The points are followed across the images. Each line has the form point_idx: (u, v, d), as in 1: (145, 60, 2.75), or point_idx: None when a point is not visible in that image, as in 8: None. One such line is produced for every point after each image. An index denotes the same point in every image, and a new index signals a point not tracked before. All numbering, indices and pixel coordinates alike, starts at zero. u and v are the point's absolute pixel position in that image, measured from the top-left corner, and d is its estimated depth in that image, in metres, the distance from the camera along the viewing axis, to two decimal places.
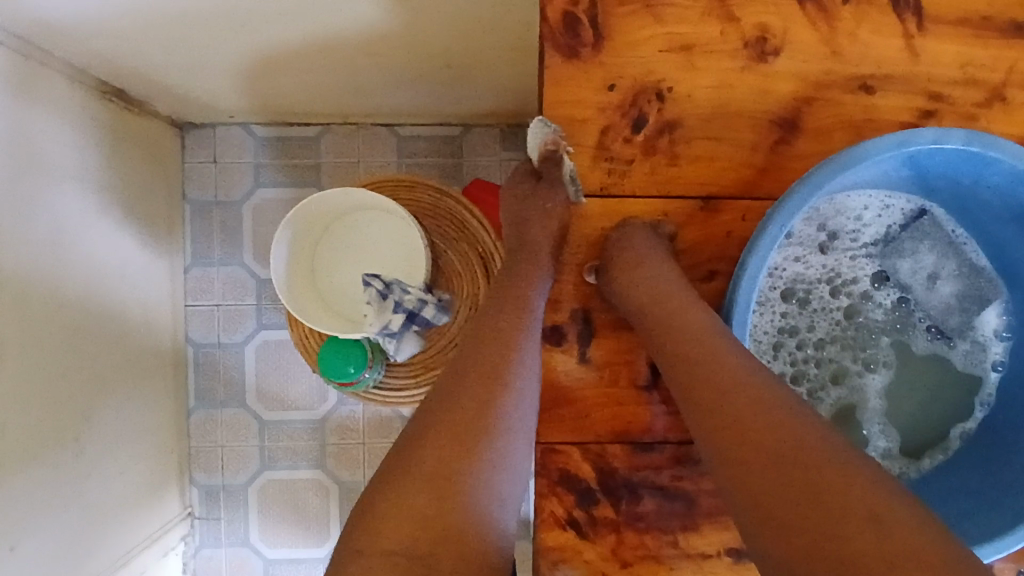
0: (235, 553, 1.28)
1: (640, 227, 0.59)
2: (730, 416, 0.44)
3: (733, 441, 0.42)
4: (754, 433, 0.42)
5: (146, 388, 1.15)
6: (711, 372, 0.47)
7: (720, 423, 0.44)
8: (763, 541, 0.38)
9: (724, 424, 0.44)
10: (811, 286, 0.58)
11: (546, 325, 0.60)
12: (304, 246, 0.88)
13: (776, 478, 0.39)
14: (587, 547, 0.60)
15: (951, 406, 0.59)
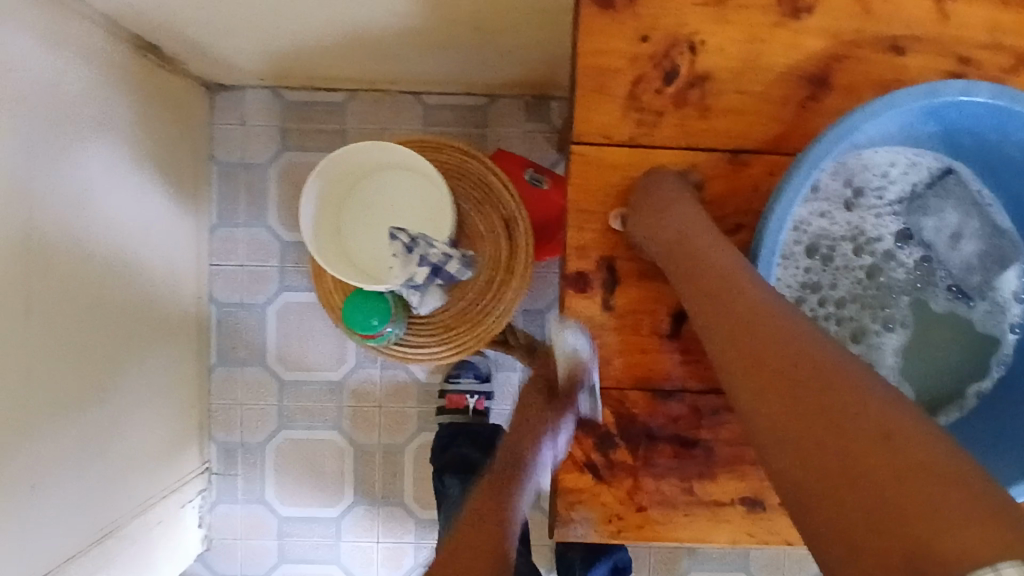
0: (250, 510, 1.31)
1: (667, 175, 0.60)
2: (773, 374, 0.43)
3: (763, 382, 0.43)
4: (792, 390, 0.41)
5: (168, 342, 1.18)
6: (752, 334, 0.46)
7: (750, 366, 0.44)
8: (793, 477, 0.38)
9: (765, 386, 0.43)
10: (834, 242, 0.59)
11: (572, 271, 0.61)
12: (329, 202, 0.89)
13: (816, 435, 0.38)
14: (604, 490, 0.61)
15: (969, 365, 0.60)
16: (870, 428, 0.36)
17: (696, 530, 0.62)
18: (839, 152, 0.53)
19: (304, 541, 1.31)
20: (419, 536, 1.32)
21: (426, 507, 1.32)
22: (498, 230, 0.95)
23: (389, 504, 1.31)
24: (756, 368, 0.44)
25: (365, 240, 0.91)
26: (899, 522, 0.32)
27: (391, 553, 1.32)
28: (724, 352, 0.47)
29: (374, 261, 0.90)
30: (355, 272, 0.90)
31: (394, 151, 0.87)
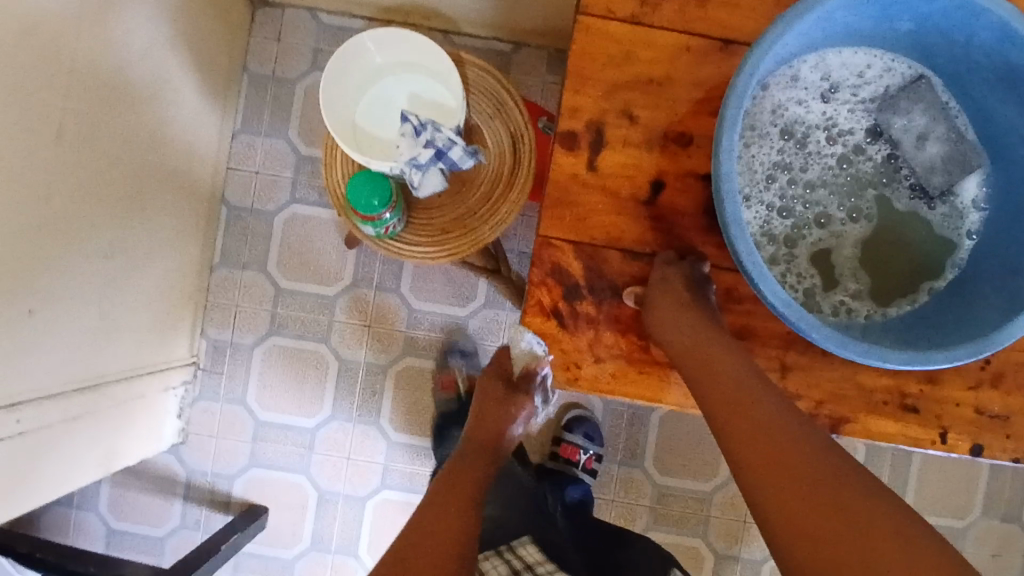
0: (230, 408, 1.35)
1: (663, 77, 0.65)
2: (804, 497, 0.50)
3: (766, 456, 0.53)
4: (795, 490, 0.51)
5: (177, 227, 1.22)
6: (750, 424, 0.56)
7: (751, 437, 0.55)
8: (793, 531, 0.49)
9: (779, 472, 0.52)
10: (809, 129, 0.63)
11: (562, 130, 0.65)
12: (349, 79, 0.94)
13: (820, 526, 0.48)
14: (566, 338, 0.65)
15: (927, 262, 0.63)
16: (877, 525, 0.47)
17: (648, 388, 0.65)
18: (819, 27, 0.57)
19: (277, 447, 1.35)
20: (388, 459, 1.34)
21: (399, 431, 1.34)
22: (504, 143, 0.99)
23: (364, 422, 1.34)
24: (761, 459, 0.53)
25: (368, 118, 0.96)
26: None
27: (358, 472, 1.34)
28: (728, 435, 0.56)
29: (372, 138, 0.96)
30: (353, 143, 0.95)
31: (426, 47, 0.93)
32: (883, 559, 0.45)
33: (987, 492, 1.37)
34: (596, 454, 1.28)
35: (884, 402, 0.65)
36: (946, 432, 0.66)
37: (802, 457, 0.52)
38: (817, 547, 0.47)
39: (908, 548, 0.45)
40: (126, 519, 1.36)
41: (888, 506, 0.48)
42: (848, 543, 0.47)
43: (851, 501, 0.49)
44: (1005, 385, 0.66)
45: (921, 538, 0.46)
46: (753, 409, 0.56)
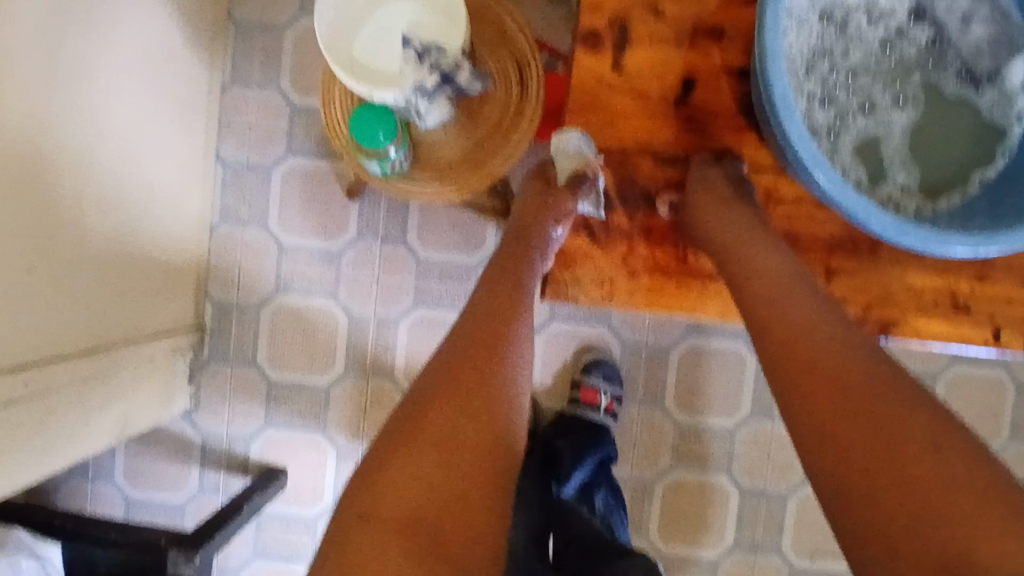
0: (241, 370, 1.32)
1: None
2: (837, 411, 0.48)
3: (802, 366, 0.51)
4: (848, 410, 0.48)
5: (173, 185, 1.18)
6: (803, 341, 0.51)
7: (787, 347, 0.52)
8: (824, 446, 0.48)
9: (814, 383, 0.50)
10: (848, 10, 0.58)
11: (584, 29, 0.60)
12: (351, 1, 0.90)
13: (874, 454, 0.45)
14: (599, 253, 0.62)
15: (976, 150, 0.59)
16: (916, 440, 0.45)
17: (688, 302, 0.62)
18: None
19: (291, 406, 1.32)
20: None
21: None
22: (510, 70, 0.94)
23: (378, 378, 1.32)
24: (817, 377, 0.50)
25: (369, 43, 0.91)
26: (911, 506, 0.43)
27: (375, 428, 1.32)
28: (778, 349, 0.52)
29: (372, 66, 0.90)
30: (350, 67, 0.90)
31: None
32: (918, 477, 0.43)
33: (1014, 415, 1.35)
34: (616, 397, 1.26)
35: (935, 304, 0.62)
36: (999, 331, 0.62)
37: (842, 366, 0.49)
38: (846, 464, 0.46)
39: (948, 466, 0.43)
40: (143, 486, 1.35)
41: (932, 418, 0.46)
42: (880, 460, 0.45)
43: (890, 413, 0.46)
44: None
45: (964, 453, 0.44)
46: (803, 323, 0.52)
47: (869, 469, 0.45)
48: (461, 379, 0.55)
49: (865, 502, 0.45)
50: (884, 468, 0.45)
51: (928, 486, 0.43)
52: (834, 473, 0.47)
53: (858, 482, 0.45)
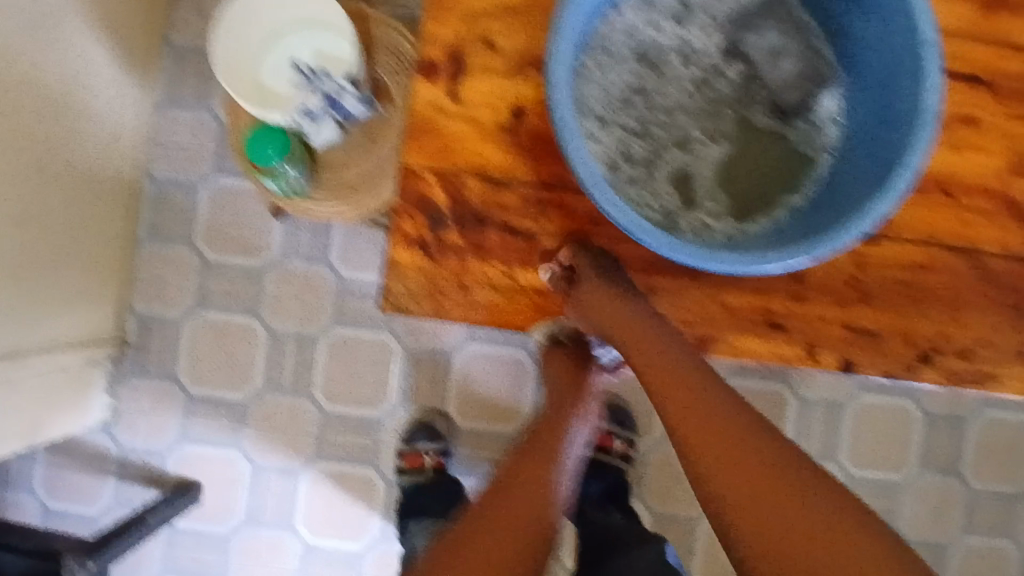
0: (160, 386, 1.34)
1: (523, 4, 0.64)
2: (715, 440, 0.58)
3: (681, 404, 0.60)
4: (751, 453, 0.57)
5: (97, 200, 1.21)
6: (689, 394, 0.60)
7: (667, 390, 0.61)
8: (708, 474, 0.57)
9: (696, 415, 0.59)
10: (662, 50, 0.63)
11: (423, 60, 0.65)
12: (247, 34, 0.93)
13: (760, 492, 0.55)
14: (431, 267, 0.65)
15: (786, 179, 0.63)
16: (766, 461, 0.56)
17: (514, 313, 0.66)
18: None
19: (209, 421, 1.34)
20: (322, 430, 1.34)
21: (332, 402, 1.34)
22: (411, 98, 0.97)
23: (296, 395, 1.34)
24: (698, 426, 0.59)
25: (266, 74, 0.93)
26: (774, 518, 0.53)
27: (289, 446, 1.34)
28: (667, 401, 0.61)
29: (269, 96, 0.92)
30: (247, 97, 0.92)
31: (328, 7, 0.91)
32: (777, 493, 0.55)
33: (922, 449, 1.38)
34: (628, 440, 1.31)
35: (750, 321, 0.66)
36: (812, 348, 0.67)
37: (717, 403, 0.60)
38: (728, 487, 0.56)
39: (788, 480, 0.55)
40: (59, 498, 1.35)
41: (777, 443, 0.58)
42: (749, 481, 0.55)
43: (749, 441, 0.57)
44: (875, 303, 0.66)
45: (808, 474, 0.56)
46: (682, 373, 0.61)
47: (739, 490, 0.55)
48: (510, 505, 0.78)
49: (757, 531, 0.53)
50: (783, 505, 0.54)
51: (772, 500, 0.54)
52: (733, 518, 0.55)
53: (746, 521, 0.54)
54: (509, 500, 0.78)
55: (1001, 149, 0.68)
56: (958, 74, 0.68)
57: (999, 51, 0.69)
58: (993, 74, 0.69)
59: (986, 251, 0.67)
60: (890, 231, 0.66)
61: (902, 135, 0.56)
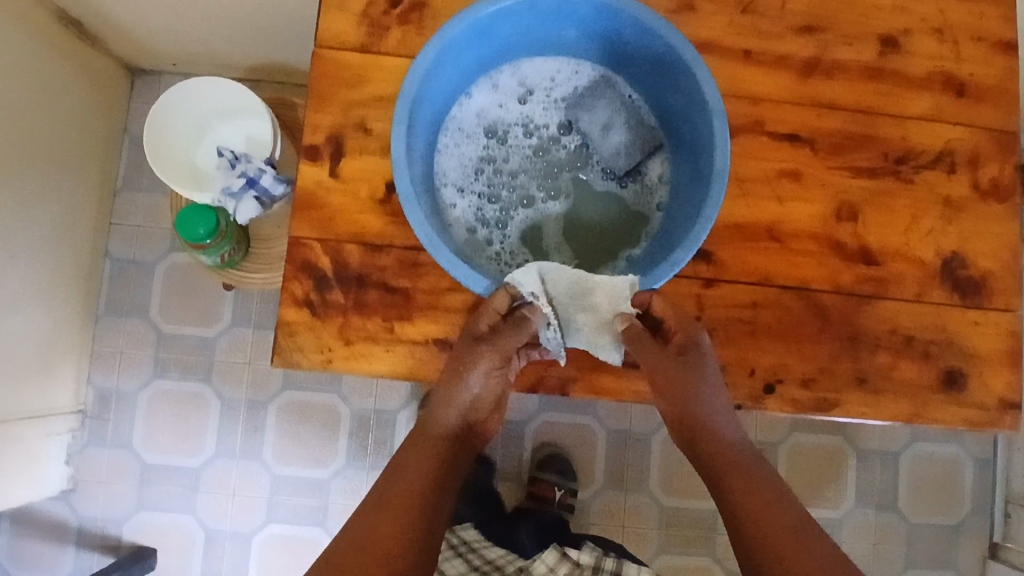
0: (116, 454, 1.39)
1: (391, 93, 0.75)
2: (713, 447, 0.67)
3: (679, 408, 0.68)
4: (750, 472, 0.64)
5: (57, 279, 1.30)
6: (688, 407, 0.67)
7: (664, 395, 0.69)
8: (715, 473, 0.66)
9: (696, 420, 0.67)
10: (510, 127, 0.74)
11: (306, 144, 0.74)
12: (178, 125, 1.03)
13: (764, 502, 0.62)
14: (317, 324, 0.72)
15: (623, 233, 0.72)
16: (757, 470, 0.65)
17: (395, 364, 0.73)
18: (483, 35, 0.66)
19: (163, 487, 1.38)
20: (272, 491, 1.38)
21: (282, 463, 1.39)
22: None
23: (246, 457, 1.39)
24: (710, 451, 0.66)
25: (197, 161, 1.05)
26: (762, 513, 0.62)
27: (240, 508, 1.38)
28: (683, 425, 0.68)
29: (200, 180, 1.04)
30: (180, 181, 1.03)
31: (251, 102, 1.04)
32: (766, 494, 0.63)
33: (857, 483, 1.43)
34: (570, 490, 1.35)
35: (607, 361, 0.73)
36: None
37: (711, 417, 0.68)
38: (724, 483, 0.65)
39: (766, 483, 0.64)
40: (18, 568, 1.38)
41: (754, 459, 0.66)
42: (740, 483, 0.64)
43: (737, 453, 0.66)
44: (716, 339, 0.74)
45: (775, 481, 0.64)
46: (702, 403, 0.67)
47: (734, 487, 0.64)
48: (410, 469, 0.65)
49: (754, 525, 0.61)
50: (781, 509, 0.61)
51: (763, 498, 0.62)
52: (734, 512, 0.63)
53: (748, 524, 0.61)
54: (405, 463, 0.66)
55: (822, 197, 0.77)
56: (778, 133, 0.77)
57: (817, 111, 0.78)
58: (812, 131, 0.78)
59: (815, 286, 0.76)
60: (731, 273, 0.75)
61: (702, 191, 0.65)
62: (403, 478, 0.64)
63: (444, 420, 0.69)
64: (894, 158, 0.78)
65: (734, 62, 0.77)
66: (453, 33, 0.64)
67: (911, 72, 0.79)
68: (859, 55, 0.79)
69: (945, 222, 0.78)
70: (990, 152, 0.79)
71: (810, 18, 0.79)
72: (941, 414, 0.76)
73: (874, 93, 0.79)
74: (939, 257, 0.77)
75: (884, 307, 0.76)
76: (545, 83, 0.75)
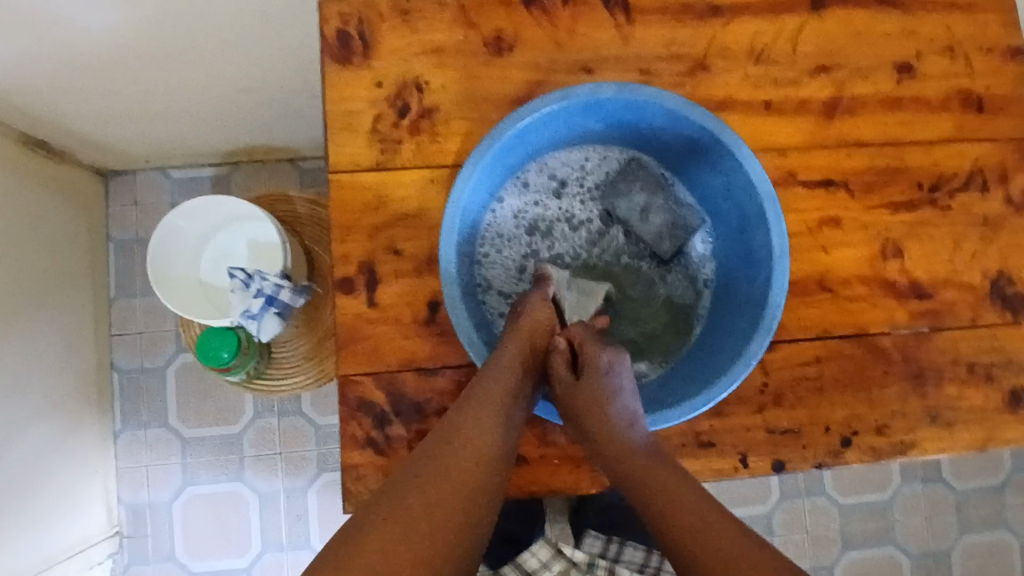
0: (161, 568, 1.35)
1: (417, 208, 0.72)
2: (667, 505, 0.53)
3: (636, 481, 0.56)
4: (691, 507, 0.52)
5: (69, 407, 1.24)
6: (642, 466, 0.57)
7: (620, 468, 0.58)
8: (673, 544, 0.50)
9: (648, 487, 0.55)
10: (550, 224, 0.74)
11: (338, 277, 0.71)
12: (179, 250, 0.98)
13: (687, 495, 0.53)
14: (384, 461, 0.70)
15: (676, 313, 0.75)
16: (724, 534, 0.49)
17: None
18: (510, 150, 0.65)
19: None
20: None
21: None
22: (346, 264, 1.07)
23: (295, 548, 1.36)
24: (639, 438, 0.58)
25: (209, 279, 1.00)
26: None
27: None
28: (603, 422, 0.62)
29: (216, 297, 1.00)
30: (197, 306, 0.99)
31: (246, 208, 0.97)
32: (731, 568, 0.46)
33: (899, 461, 1.38)
34: None
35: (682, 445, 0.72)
36: (746, 457, 0.72)
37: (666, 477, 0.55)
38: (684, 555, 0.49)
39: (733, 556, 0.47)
40: None
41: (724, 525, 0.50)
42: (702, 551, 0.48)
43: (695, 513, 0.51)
44: (786, 402, 0.73)
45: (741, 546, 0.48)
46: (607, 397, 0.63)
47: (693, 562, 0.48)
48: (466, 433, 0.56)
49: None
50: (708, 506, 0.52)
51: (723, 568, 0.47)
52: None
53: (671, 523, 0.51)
54: (462, 421, 0.57)
55: (866, 239, 0.76)
56: (811, 181, 0.76)
57: (846, 151, 0.76)
58: (845, 173, 0.76)
59: (873, 331, 0.75)
60: (790, 333, 0.74)
61: (762, 273, 0.64)
62: (440, 458, 0.54)
63: (510, 381, 0.61)
64: (927, 187, 0.77)
65: (756, 115, 0.76)
66: (485, 153, 0.62)
67: (929, 95, 0.78)
68: (876, 87, 0.78)
69: (985, 242, 0.77)
70: (1016, 162, 0.79)
71: (822, 58, 0.77)
72: (1013, 434, 0.75)
73: (897, 123, 0.77)
74: (986, 278, 0.77)
75: (942, 338, 0.76)
76: (575, 172, 0.74)
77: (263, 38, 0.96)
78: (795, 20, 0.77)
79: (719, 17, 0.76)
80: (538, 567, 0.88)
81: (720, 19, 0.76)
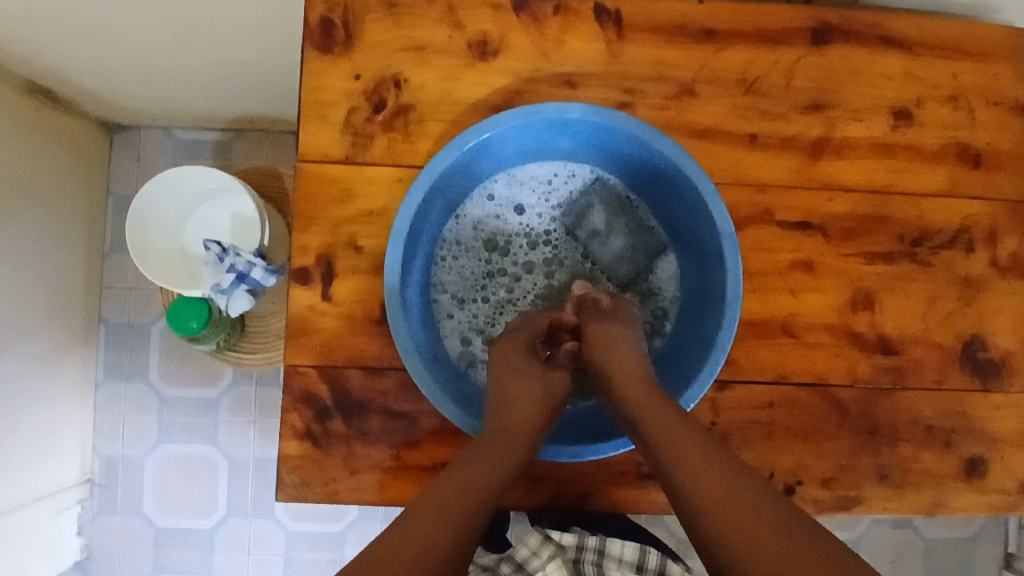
0: (128, 522, 1.35)
1: (379, 205, 0.71)
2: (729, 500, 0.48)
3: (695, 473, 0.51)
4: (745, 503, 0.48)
5: (53, 356, 1.24)
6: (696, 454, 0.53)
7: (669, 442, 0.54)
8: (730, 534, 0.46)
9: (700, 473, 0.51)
10: (511, 237, 0.75)
11: (295, 267, 0.71)
12: (162, 212, 0.99)
13: (722, 478, 0.50)
14: (320, 454, 0.70)
15: None
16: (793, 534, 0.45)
17: (406, 490, 0.70)
18: (472, 157, 0.65)
19: (178, 553, 1.34)
20: (288, 548, 1.35)
21: (296, 519, 1.35)
22: None
23: (261, 517, 1.35)
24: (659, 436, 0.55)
25: (186, 245, 1.01)
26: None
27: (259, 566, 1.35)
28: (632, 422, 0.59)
29: (190, 264, 1.01)
30: (169, 269, 0.99)
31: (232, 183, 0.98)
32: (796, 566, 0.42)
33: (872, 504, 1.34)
34: None
35: (622, 473, 0.71)
36: None
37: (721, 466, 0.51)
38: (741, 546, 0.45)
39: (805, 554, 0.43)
40: None
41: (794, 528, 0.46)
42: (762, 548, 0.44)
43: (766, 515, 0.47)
44: (733, 442, 0.72)
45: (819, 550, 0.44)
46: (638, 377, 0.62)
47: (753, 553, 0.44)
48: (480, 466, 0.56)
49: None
50: (740, 478, 0.50)
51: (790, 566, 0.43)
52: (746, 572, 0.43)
53: (705, 516, 0.48)
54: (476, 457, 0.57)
55: (837, 287, 0.74)
56: (787, 222, 0.74)
57: (827, 194, 0.74)
58: (823, 218, 0.74)
59: (832, 381, 0.73)
60: (746, 373, 0.72)
61: (714, 312, 0.63)
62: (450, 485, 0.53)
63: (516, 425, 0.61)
64: (909, 240, 0.75)
65: (738, 148, 0.73)
66: (440, 163, 0.62)
67: (924, 144, 0.75)
68: (868, 131, 0.75)
69: (962, 303, 0.75)
70: (1009, 223, 0.76)
71: (816, 95, 0.75)
72: (963, 502, 0.73)
73: (886, 170, 0.75)
74: (959, 339, 0.75)
75: (903, 397, 0.74)
76: (543, 187, 0.75)
77: (265, 18, 0.95)
78: (792, 52, 0.74)
79: (713, 42, 0.74)
80: (528, 558, 0.73)
81: (714, 44, 0.74)
